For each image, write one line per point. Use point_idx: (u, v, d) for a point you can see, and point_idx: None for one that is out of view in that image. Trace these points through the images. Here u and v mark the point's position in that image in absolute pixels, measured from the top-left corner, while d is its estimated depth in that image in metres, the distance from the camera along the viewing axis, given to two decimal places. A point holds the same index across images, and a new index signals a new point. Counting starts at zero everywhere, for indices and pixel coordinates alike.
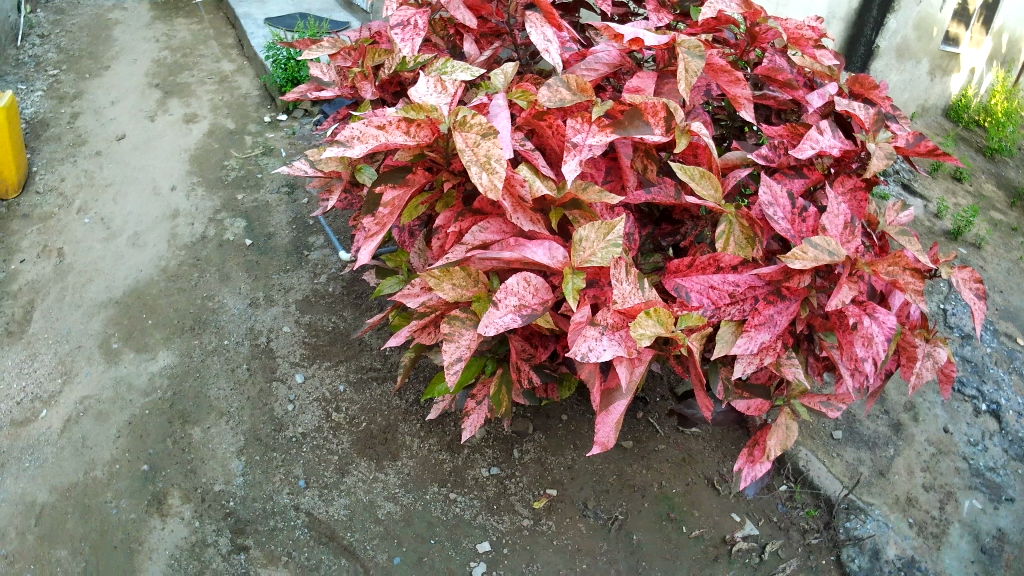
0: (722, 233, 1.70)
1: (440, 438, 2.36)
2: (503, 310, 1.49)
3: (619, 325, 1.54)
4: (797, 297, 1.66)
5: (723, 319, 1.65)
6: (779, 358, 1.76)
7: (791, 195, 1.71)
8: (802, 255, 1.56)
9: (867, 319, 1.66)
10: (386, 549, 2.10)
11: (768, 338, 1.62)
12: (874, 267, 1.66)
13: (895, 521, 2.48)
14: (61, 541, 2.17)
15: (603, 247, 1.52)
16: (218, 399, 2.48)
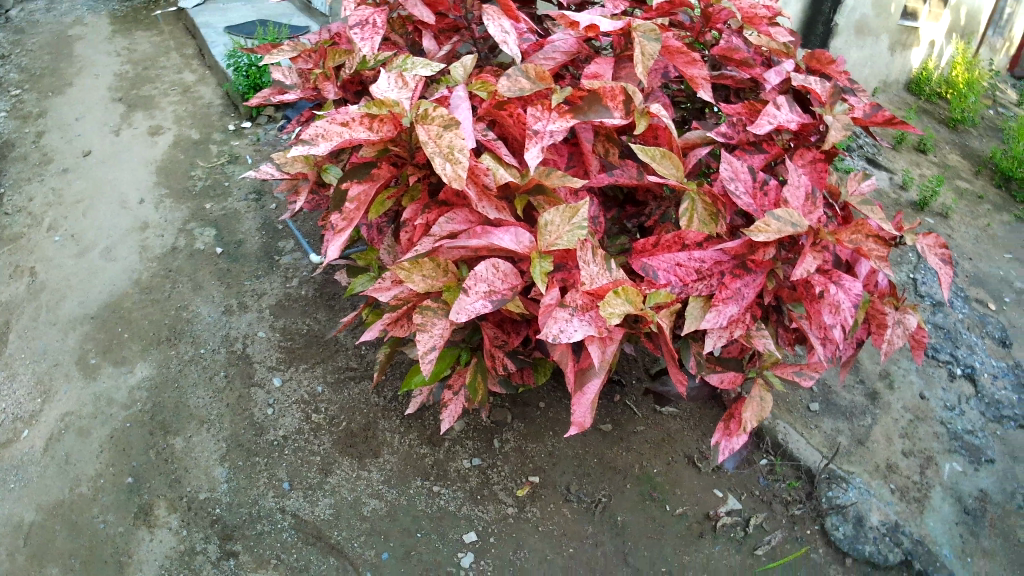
0: (685, 211, 1.73)
1: (420, 432, 2.38)
2: (474, 297, 1.51)
3: (589, 306, 1.57)
4: (762, 268, 1.70)
5: (692, 295, 1.67)
6: (749, 330, 1.79)
7: (751, 169, 1.73)
8: (765, 227, 1.59)
9: (833, 286, 1.68)
10: (374, 545, 2.12)
11: (736, 311, 1.65)
12: (837, 236, 1.69)
13: (876, 488, 2.53)
14: (48, 560, 2.17)
15: (569, 230, 1.54)
16: (198, 407, 2.49)
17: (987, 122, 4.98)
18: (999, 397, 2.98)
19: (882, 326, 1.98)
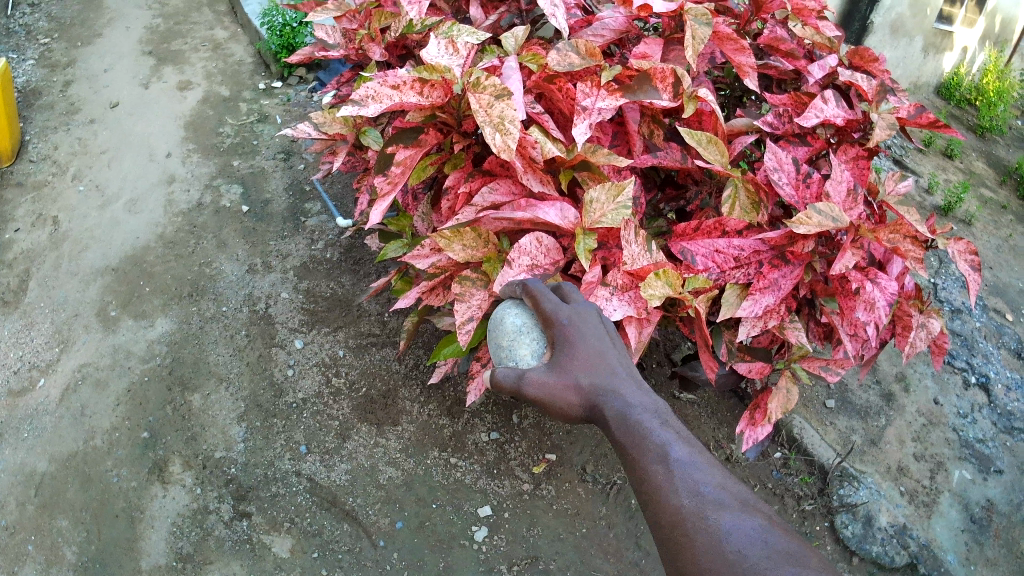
0: (727, 197, 1.71)
1: (440, 403, 2.36)
2: (517, 270, 1.51)
3: (628, 286, 1.57)
4: (800, 261, 1.70)
5: (729, 283, 1.68)
6: (783, 321, 1.80)
7: (796, 160, 1.72)
8: (806, 220, 1.58)
9: (869, 284, 1.68)
10: (388, 514, 2.13)
11: (772, 301, 1.66)
12: (876, 234, 1.68)
13: (887, 490, 2.55)
14: (61, 512, 2.20)
15: (613, 208, 1.53)
16: (217, 364, 2.49)
17: (1015, 133, 4.95)
18: (1012, 407, 2.97)
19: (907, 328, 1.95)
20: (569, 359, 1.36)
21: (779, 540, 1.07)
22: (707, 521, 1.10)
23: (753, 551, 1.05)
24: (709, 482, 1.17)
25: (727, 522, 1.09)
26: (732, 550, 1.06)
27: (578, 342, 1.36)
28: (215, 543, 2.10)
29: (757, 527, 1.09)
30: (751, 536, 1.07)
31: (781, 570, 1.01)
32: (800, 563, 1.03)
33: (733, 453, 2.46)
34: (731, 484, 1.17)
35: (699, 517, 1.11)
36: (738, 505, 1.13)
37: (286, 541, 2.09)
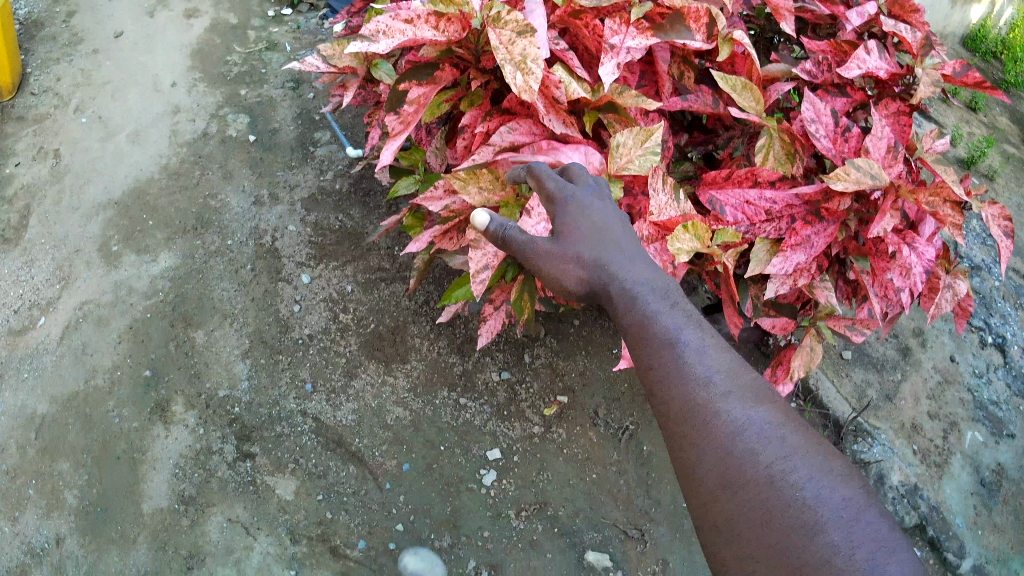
0: (761, 146, 1.67)
1: (450, 340, 2.32)
2: (536, 220, 1.40)
3: (655, 237, 1.62)
4: (835, 218, 1.66)
5: (759, 236, 1.65)
6: (813, 281, 1.82)
7: (835, 111, 1.63)
8: (845, 176, 1.52)
9: (905, 248, 1.64)
10: (396, 456, 2.12)
11: (803, 259, 1.63)
12: (914, 196, 1.60)
13: (899, 448, 2.55)
14: (62, 455, 2.18)
15: (641, 153, 1.50)
16: (221, 300, 2.43)
17: None
18: None
19: (935, 291, 1.90)
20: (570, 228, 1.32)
21: (790, 434, 1.05)
22: (716, 416, 1.08)
23: (766, 448, 1.03)
24: (717, 370, 1.13)
25: (740, 419, 1.07)
26: (744, 449, 1.04)
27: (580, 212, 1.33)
28: (218, 486, 2.10)
29: (770, 422, 1.06)
30: (763, 430, 1.05)
31: (796, 470, 1.00)
32: (818, 463, 1.01)
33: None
34: (743, 372, 1.14)
35: (709, 410, 1.09)
36: (749, 397, 1.10)
37: (291, 483, 2.09)
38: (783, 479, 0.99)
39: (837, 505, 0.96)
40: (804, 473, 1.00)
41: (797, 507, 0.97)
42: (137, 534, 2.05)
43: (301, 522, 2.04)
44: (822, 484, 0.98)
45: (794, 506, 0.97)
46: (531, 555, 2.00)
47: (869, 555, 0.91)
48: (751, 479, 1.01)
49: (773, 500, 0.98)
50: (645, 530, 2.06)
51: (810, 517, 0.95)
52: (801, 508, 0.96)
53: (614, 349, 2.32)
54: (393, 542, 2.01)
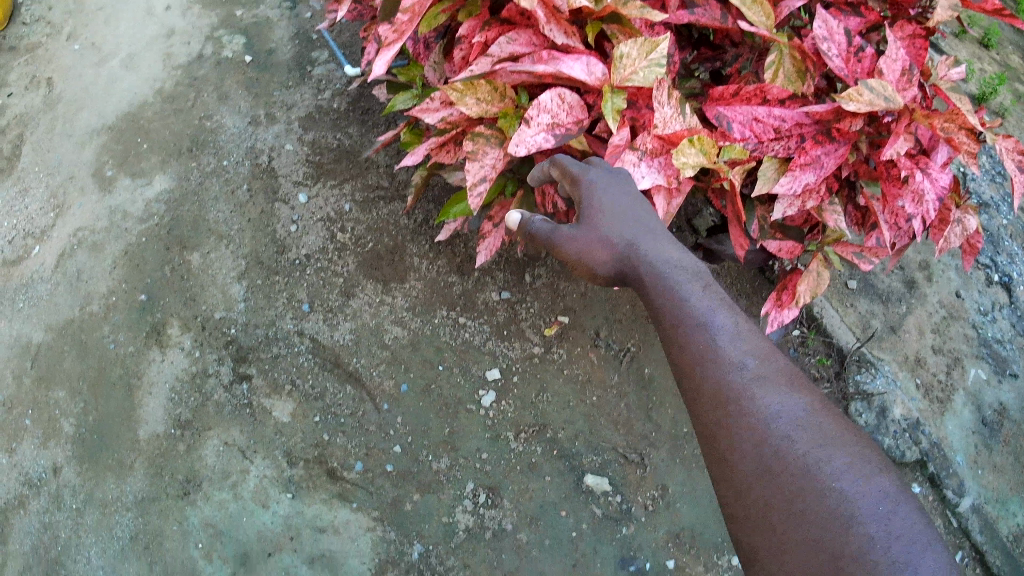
0: (771, 63, 1.60)
1: (449, 259, 2.29)
2: (537, 130, 1.50)
3: (659, 151, 1.55)
4: (846, 139, 1.63)
5: (766, 155, 1.62)
6: (822, 203, 1.80)
7: (849, 30, 1.58)
8: (857, 97, 1.45)
9: (919, 174, 1.61)
10: (393, 376, 2.16)
11: (812, 179, 1.61)
12: (929, 121, 1.54)
13: (903, 381, 2.60)
14: (57, 383, 2.27)
15: (645, 66, 1.46)
16: (217, 222, 2.40)
17: None
18: None
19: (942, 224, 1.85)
20: (590, 210, 1.43)
21: (827, 426, 1.06)
22: (751, 402, 1.09)
23: (801, 439, 1.04)
24: (751, 356, 1.16)
25: (773, 407, 1.08)
26: (777, 436, 1.05)
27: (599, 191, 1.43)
28: (214, 410, 2.17)
29: (803, 411, 1.08)
30: (798, 420, 1.06)
31: (833, 463, 1.00)
32: (854, 454, 1.02)
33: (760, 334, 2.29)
34: (774, 359, 1.16)
35: (744, 395, 1.10)
36: (782, 385, 1.11)
37: (287, 404, 2.16)
38: (820, 472, 0.99)
39: (876, 499, 0.96)
40: (839, 464, 1.00)
41: (834, 497, 0.97)
42: (134, 459, 2.16)
43: (298, 444, 2.12)
44: (861, 478, 0.98)
45: (830, 500, 0.97)
46: (529, 477, 2.09)
47: (907, 547, 0.91)
48: (783, 468, 1.02)
49: (807, 491, 0.98)
50: (645, 454, 2.12)
51: (849, 512, 0.95)
52: (838, 499, 0.96)
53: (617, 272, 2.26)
54: (390, 464, 2.09)
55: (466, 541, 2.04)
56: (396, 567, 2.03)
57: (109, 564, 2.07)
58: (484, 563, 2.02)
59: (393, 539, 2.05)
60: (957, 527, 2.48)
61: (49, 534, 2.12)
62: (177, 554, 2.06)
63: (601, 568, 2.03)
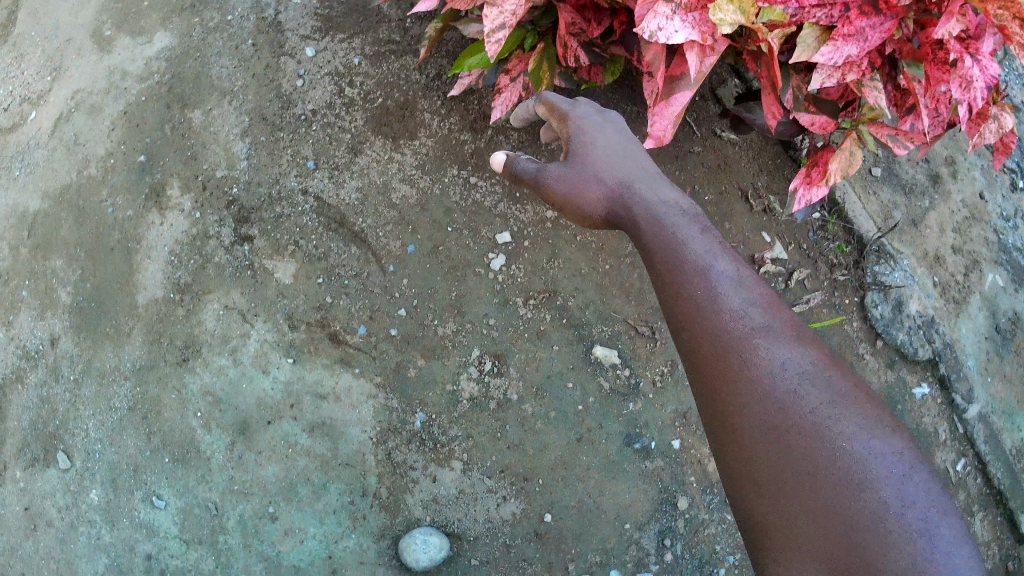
0: None
1: (462, 117, 2.24)
2: None
3: (693, 6, 1.47)
4: (894, 13, 1.54)
5: (807, 22, 1.51)
6: (862, 78, 1.67)
7: None
8: None
9: (969, 59, 1.54)
10: (401, 237, 2.18)
11: (854, 52, 1.54)
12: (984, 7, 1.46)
13: (921, 276, 2.56)
14: (55, 249, 2.26)
15: None
16: (220, 78, 2.29)
17: None
18: None
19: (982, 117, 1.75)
20: (590, 164, 1.67)
21: (826, 379, 1.37)
22: (753, 360, 1.39)
23: (806, 396, 1.34)
24: (747, 307, 1.46)
25: (777, 361, 1.38)
26: (783, 392, 1.35)
27: (596, 144, 1.68)
28: (215, 272, 2.17)
29: (802, 366, 1.38)
30: (798, 372, 1.37)
31: (847, 426, 1.30)
32: (854, 413, 1.32)
33: (771, 206, 2.41)
34: (770, 310, 1.47)
35: (748, 351, 1.40)
36: (783, 337, 1.43)
37: (290, 266, 2.16)
38: (828, 430, 1.30)
39: (888, 460, 1.26)
40: (851, 429, 1.30)
41: (845, 461, 1.27)
42: (132, 327, 2.17)
43: (300, 307, 2.14)
44: (869, 437, 1.29)
45: (841, 458, 1.27)
46: (538, 345, 2.17)
47: (921, 513, 1.21)
48: (792, 423, 1.32)
49: (818, 448, 1.28)
50: (656, 328, 2.21)
51: (863, 475, 1.25)
52: (848, 460, 1.26)
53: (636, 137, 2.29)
54: (395, 328, 2.14)
55: (469, 410, 2.14)
56: (397, 435, 2.12)
57: (108, 435, 2.14)
58: (487, 434, 2.14)
59: (397, 406, 2.13)
60: (962, 433, 2.53)
61: (48, 407, 2.18)
62: (176, 424, 2.12)
63: (606, 444, 2.17)
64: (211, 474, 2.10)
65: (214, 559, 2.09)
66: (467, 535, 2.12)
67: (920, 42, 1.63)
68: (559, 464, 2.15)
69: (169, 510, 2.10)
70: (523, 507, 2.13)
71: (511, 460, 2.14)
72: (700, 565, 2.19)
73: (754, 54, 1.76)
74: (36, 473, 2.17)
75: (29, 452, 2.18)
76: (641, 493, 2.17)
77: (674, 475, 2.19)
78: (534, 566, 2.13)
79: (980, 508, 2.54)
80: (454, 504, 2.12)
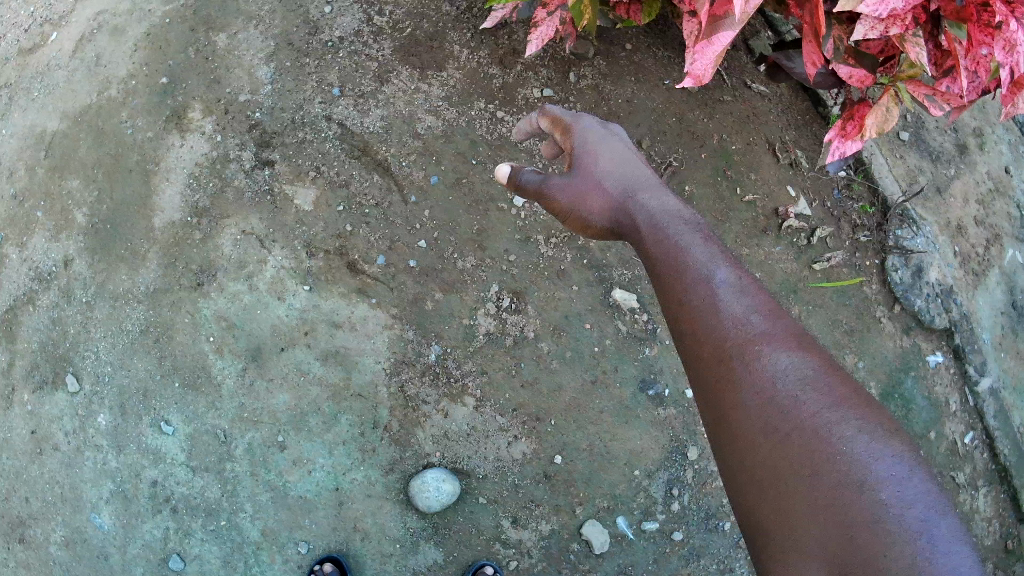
0: None
1: (492, 51, 2.24)
2: None
3: None
4: None
5: None
6: (903, 34, 1.57)
7: None
8: None
9: (1015, 22, 1.44)
10: (424, 167, 2.18)
11: (899, 6, 1.41)
12: None
13: (942, 245, 2.53)
14: (71, 170, 2.24)
15: None
16: (247, 2, 2.28)
17: None
18: None
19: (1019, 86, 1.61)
20: (592, 171, 1.60)
21: (827, 383, 1.28)
22: (754, 364, 1.31)
23: (807, 400, 1.25)
24: (750, 314, 1.38)
25: (778, 367, 1.30)
26: (784, 396, 1.27)
27: (598, 151, 1.60)
28: (234, 196, 2.16)
29: (805, 369, 1.30)
30: (801, 378, 1.28)
31: (846, 427, 1.21)
32: (859, 421, 1.22)
33: (797, 161, 2.39)
34: (773, 318, 1.39)
35: (750, 360, 1.32)
36: (786, 343, 1.34)
37: (310, 193, 2.15)
38: (827, 434, 1.20)
39: (888, 462, 1.15)
40: (851, 430, 1.20)
41: (844, 463, 1.17)
42: (148, 249, 2.15)
43: (319, 235, 2.14)
44: (870, 441, 1.18)
45: (840, 463, 1.17)
46: (557, 285, 2.17)
47: (922, 514, 1.09)
48: (791, 427, 1.23)
49: (818, 450, 1.19)
50: None
51: (862, 477, 1.14)
52: (850, 464, 1.16)
53: (665, 82, 2.31)
54: (414, 260, 2.14)
55: (486, 346, 2.13)
56: (411, 367, 2.11)
57: (118, 358, 2.12)
58: (501, 371, 2.13)
59: (412, 338, 2.12)
60: (973, 406, 2.50)
61: (59, 329, 2.17)
62: (188, 349, 2.10)
63: (620, 388, 2.17)
64: (221, 401, 2.09)
65: (220, 486, 2.09)
66: (477, 473, 2.12)
67: (965, 1, 1.53)
68: (572, 405, 2.15)
69: (178, 436, 2.09)
70: (533, 448, 2.13)
71: (525, 399, 2.14)
72: (706, 519, 2.20)
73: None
74: (44, 396, 2.15)
75: (37, 375, 2.16)
76: (652, 440, 2.18)
77: (686, 425, 2.20)
78: (541, 508, 2.13)
79: (985, 484, 2.50)
80: (465, 441, 2.12)
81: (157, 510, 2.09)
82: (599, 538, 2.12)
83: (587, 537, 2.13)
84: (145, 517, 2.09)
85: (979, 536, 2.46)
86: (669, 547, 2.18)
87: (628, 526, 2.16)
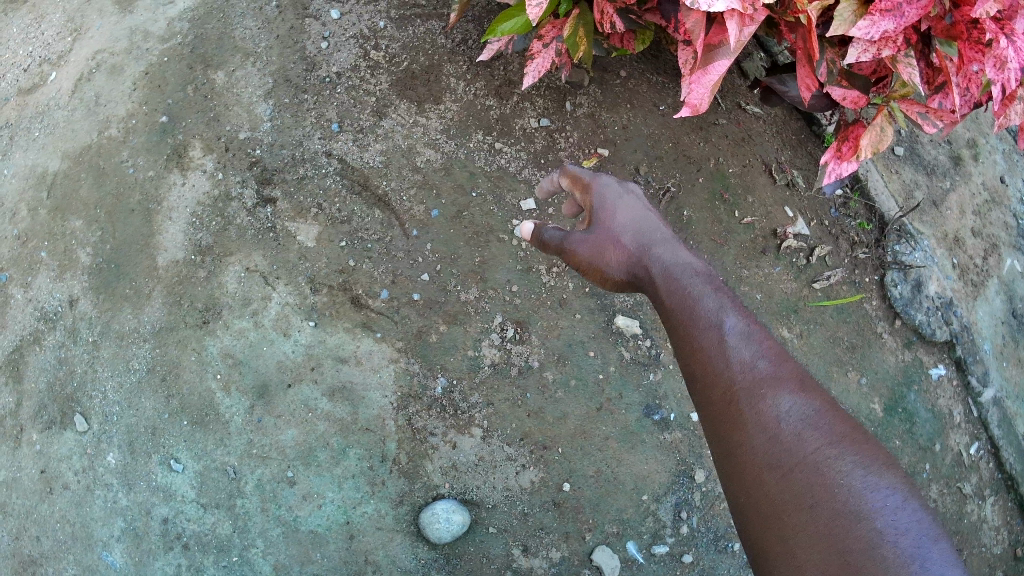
0: None
1: (488, 83, 2.29)
2: None
3: None
4: None
5: None
6: (895, 55, 1.59)
7: None
8: None
9: (1004, 40, 1.45)
10: (424, 201, 2.21)
11: (890, 28, 1.44)
12: None
13: (940, 258, 2.55)
14: (73, 212, 2.26)
15: None
16: (244, 39, 2.33)
17: None
18: None
19: (1011, 100, 1.62)
20: (610, 226, 1.63)
21: (828, 422, 1.30)
22: (762, 404, 1.33)
23: (811, 437, 1.28)
24: (758, 358, 1.40)
25: (783, 407, 1.32)
26: (788, 433, 1.29)
27: (616, 204, 1.65)
28: (236, 233, 2.18)
29: (808, 409, 1.32)
30: (805, 418, 1.30)
31: (844, 461, 1.24)
32: (858, 455, 1.25)
33: (794, 181, 2.42)
34: (780, 360, 1.40)
35: (758, 401, 1.34)
36: (791, 382, 1.36)
37: (312, 229, 2.18)
38: (829, 468, 1.23)
39: (883, 494, 1.20)
40: (849, 465, 1.24)
41: (843, 494, 1.20)
42: (152, 288, 2.17)
43: (322, 270, 2.16)
44: (867, 474, 1.22)
45: (840, 494, 1.20)
46: (560, 313, 2.21)
47: (914, 541, 1.14)
48: (793, 462, 1.25)
49: (819, 483, 1.22)
50: None
51: (859, 507, 1.18)
52: (848, 495, 1.20)
53: (660, 107, 2.35)
54: (417, 293, 2.16)
55: (491, 375, 2.16)
56: (418, 400, 2.13)
57: (126, 397, 2.13)
58: (507, 401, 2.15)
59: (418, 371, 2.13)
60: (977, 417, 2.51)
61: (65, 369, 2.17)
62: (194, 387, 2.11)
63: (625, 414, 2.20)
64: (229, 438, 2.10)
65: (231, 522, 2.07)
66: (486, 503, 2.13)
67: (955, 19, 1.54)
68: (578, 433, 2.17)
69: (187, 473, 2.09)
70: (541, 475, 2.15)
71: (531, 428, 2.15)
72: (716, 539, 2.22)
73: (789, 25, 1.73)
74: (53, 436, 2.14)
75: (45, 415, 2.16)
76: (658, 464, 2.20)
77: (692, 448, 2.23)
78: (551, 535, 2.13)
79: (992, 493, 2.50)
80: (473, 471, 2.13)
81: (168, 548, 2.07)
82: (610, 563, 2.13)
83: (598, 563, 2.13)
84: (156, 555, 2.07)
85: (988, 544, 2.46)
86: (680, 569, 2.18)
87: (638, 550, 2.16)
